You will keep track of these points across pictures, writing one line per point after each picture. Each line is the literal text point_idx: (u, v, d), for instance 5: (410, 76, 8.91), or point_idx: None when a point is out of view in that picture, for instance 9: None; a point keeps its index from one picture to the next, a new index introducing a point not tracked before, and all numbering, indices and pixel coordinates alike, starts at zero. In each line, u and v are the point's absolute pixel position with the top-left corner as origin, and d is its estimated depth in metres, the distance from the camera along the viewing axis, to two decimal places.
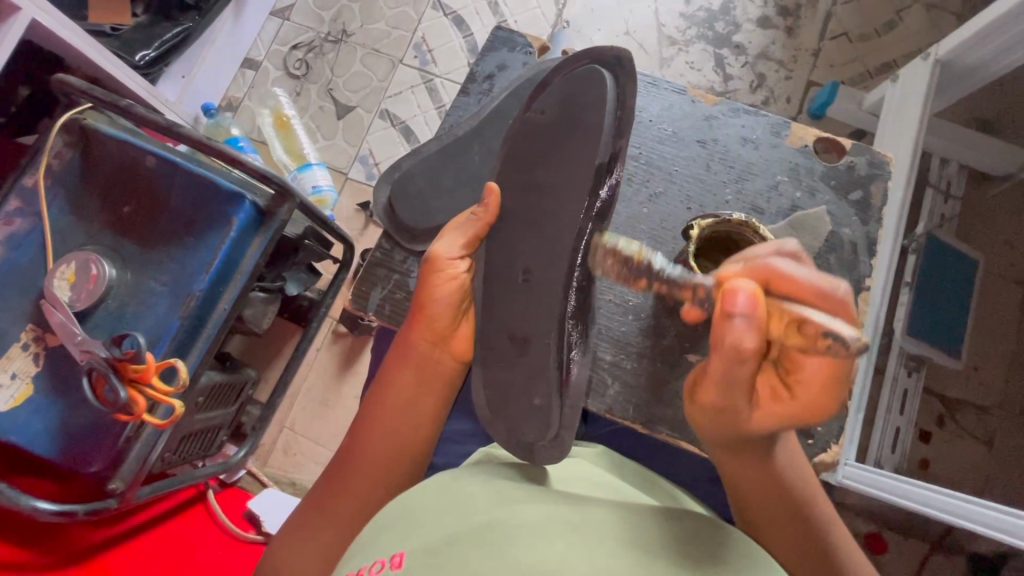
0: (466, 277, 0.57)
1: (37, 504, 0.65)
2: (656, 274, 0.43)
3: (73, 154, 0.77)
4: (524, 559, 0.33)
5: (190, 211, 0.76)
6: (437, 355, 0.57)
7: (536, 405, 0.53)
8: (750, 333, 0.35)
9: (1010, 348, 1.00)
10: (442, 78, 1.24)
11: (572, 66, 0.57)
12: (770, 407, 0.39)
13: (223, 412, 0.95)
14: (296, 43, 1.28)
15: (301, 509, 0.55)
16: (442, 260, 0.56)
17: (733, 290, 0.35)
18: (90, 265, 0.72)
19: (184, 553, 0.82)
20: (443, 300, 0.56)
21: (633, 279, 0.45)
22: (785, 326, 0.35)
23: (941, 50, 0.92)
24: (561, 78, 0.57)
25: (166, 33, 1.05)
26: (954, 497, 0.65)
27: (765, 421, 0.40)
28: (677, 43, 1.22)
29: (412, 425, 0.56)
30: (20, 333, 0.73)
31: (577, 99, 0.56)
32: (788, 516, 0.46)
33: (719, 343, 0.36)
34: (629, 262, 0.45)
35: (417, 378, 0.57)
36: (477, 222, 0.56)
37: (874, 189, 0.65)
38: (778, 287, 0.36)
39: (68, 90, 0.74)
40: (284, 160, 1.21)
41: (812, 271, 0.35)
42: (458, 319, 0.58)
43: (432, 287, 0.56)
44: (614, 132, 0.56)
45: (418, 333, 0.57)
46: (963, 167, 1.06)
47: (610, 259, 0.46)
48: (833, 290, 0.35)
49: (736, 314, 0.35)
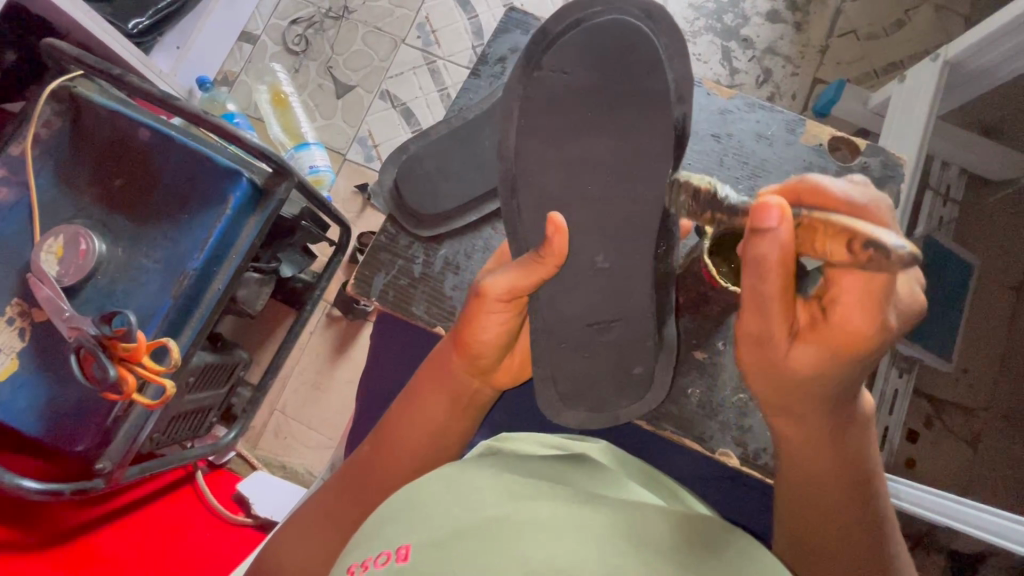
0: (513, 318, 0.52)
1: (23, 481, 0.63)
2: (721, 202, 0.45)
3: (62, 124, 0.74)
4: (530, 557, 0.33)
5: (184, 187, 0.74)
6: (475, 387, 0.56)
7: (636, 374, 0.58)
8: (781, 245, 0.36)
9: (998, 353, 1.02)
10: (445, 60, 1.21)
11: (594, 16, 0.51)
12: (808, 337, 0.39)
13: (214, 394, 0.93)
14: (295, 18, 1.24)
15: (307, 507, 0.55)
16: (493, 298, 0.50)
17: (765, 204, 0.36)
18: (79, 240, 0.70)
19: (173, 535, 0.81)
20: (490, 339, 0.52)
21: (700, 210, 0.47)
22: (833, 240, 0.35)
23: (950, 52, 0.91)
24: (578, 32, 0.51)
25: (160, 0, 1.01)
26: (923, 491, 0.67)
27: (805, 353, 0.40)
28: (685, 34, 1.20)
29: (430, 435, 0.55)
30: (6, 306, 0.71)
31: (614, 59, 0.52)
32: (830, 477, 0.46)
33: (747, 254, 0.37)
34: (699, 194, 0.47)
35: (448, 403, 0.55)
36: (541, 269, 0.50)
37: (885, 191, 0.65)
38: (804, 201, 0.37)
39: (58, 56, 0.71)
40: (281, 139, 1.18)
41: (841, 182, 0.37)
42: (503, 356, 0.55)
43: (480, 324, 0.51)
44: (673, 97, 0.52)
45: (460, 367, 0.54)
46: (965, 171, 1.06)
47: (682, 194, 0.49)
48: (866, 199, 0.36)
49: (767, 226, 0.36)
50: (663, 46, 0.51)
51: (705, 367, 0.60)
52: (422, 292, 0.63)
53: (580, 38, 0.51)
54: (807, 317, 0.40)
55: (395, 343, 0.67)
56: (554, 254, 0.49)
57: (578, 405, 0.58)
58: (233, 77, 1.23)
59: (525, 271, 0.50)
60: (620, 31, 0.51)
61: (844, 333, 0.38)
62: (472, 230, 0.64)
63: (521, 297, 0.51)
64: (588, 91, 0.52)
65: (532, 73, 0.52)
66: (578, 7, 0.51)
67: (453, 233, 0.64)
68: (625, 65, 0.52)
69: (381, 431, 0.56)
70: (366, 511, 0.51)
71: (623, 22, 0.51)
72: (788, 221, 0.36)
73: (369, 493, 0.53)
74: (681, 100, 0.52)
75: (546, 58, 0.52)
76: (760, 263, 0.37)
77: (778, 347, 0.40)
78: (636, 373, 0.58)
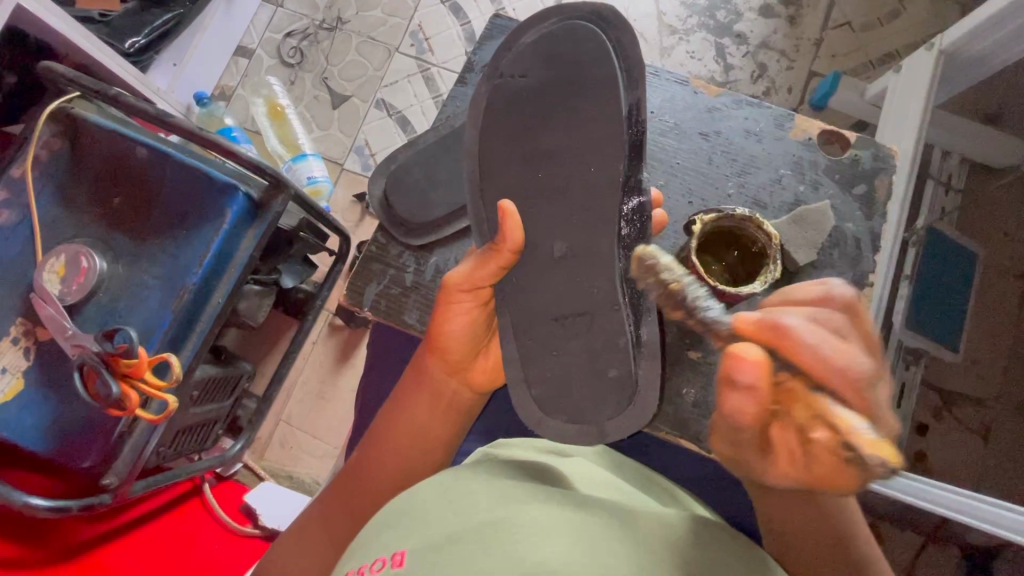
0: (477, 311, 0.54)
1: (30, 499, 0.63)
2: (695, 313, 0.41)
3: (61, 144, 0.76)
4: (525, 559, 0.33)
5: (181, 203, 0.75)
6: (453, 387, 0.56)
7: (611, 378, 0.52)
8: (751, 403, 0.34)
9: (1007, 343, 1.00)
10: (438, 67, 1.22)
11: (545, 24, 0.54)
12: (785, 470, 0.35)
13: (219, 406, 0.94)
14: (290, 31, 1.26)
15: (303, 518, 0.55)
16: (452, 289, 0.53)
17: (739, 358, 0.34)
18: (80, 259, 0.71)
19: (182, 548, 0.82)
20: (457, 333, 0.54)
21: (671, 309, 0.43)
22: (807, 415, 0.33)
23: (945, 41, 0.90)
24: (533, 37, 0.54)
25: (155, 19, 1.04)
26: (913, 480, 0.69)
27: (781, 478, 0.36)
28: (678, 32, 1.20)
29: (422, 443, 0.55)
30: (10, 327, 0.72)
31: (566, 60, 0.54)
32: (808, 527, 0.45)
33: (721, 405, 0.36)
34: (668, 292, 0.43)
35: (431, 405, 0.55)
36: (497, 254, 0.51)
37: (878, 183, 0.64)
38: (786, 353, 0.35)
39: (55, 78, 0.72)
40: (278, 151, 1.19)
41: (821, 338, 0.34)
42: (475, 353, 0.56)
43: (444, 320, 0.53)
44: (626, 85, 0.53)
45: (433, 364, 0.55)
46: (965, 159, 1.05)
47: (651, 277, 0.44)
48: (845, 364, 0.33)
49: (738, 381, 0.34)
50: (613, 40, 0.53)
51: (699, 367, 0.60)
52: (414, 300, 0.64)
53: (537, 43, 0.54)
54: (789, 451, 0.35)
55: (391, 352, 0.68)
56: (509, 243, 0.50)
57: (556, 414, 0.54)
58: (230, 91, 1.24)
59: (483, 262, 0.52)
60: (567, 33, 0.54)
61: (823, 479, 0.33)
62: (462, 236, 0.64)
63: (484, 287, 0.53)
64: (546, 86, 0.54)
65: (495, 79, 0.55)
66: (532, 19, 0.54)
67: (444, 241, 0.64)
68: (578, 65, 0.54)
69: (370, 438, 0.56)
70: (368, 516, 0.52)
71: (573, 24, 0.54)
72: (761, 381, 0.34)
73: (366, 501, 0.53)
74: (634, 87, 0.53)
75: (505, 64, 0.55)
76: (737, 414, 0.35)
77: (755, 465, 0.37)
78: (612, 380, 0.53)
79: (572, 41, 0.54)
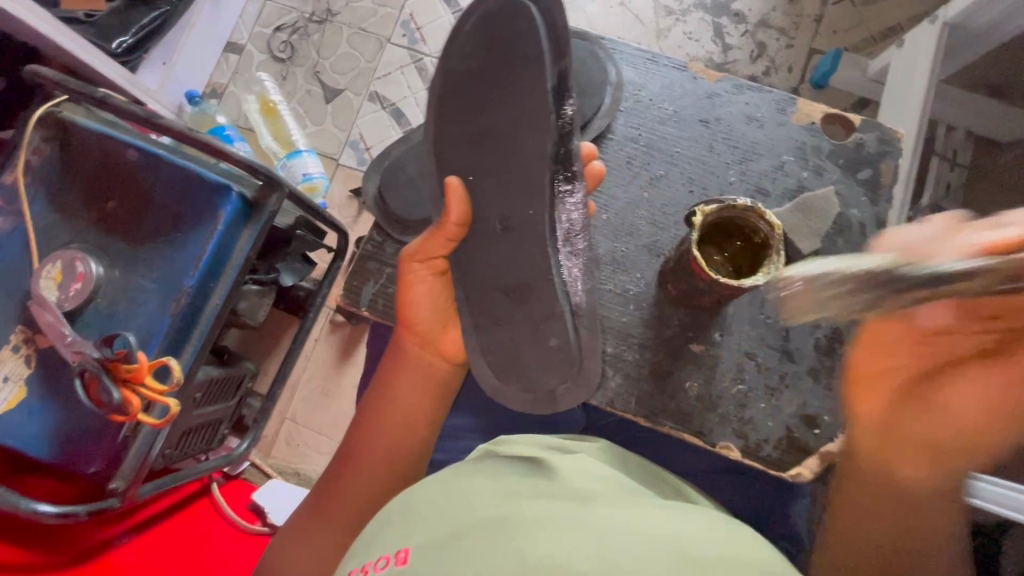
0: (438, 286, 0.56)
1: (37, 506, 0.64)
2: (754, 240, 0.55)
3: (51, 149, 0.75)
4: (526, 553, 0.33)
5: (176, 205, 0.74)
6: (427, 360, 0.56)
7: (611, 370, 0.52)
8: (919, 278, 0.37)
9: None
10: (431, 57, 1.20)
11: (484, 6, 0.53)
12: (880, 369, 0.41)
13: (224, 406, 0.94)
14: (279, 25, 1.24)
15: (298, 517, 0.55)
16: (408, 262, 0.55)
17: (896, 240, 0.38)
18: (77, 264, 0.71)
19: (192, 548, 0.82)
20: (418, 303, 0.56)
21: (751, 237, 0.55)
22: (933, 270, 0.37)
23: (949, 13, 0.87)
24: (475, 20, 0.53)
25: (143, 17, 1.03)
26: None
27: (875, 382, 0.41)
28: (675, 13, 1.17)
29: (408, 429, 0.55)
30: (10, 335, 0.71)
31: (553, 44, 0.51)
32: None
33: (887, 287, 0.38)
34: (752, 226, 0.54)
35: (413, 385, 0.56)
36: (437, 232, 0.53)
37: (881, 164, 0.63)
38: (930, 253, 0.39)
39: (42, 82, 0.71)
40: (273, 148, 1.18)
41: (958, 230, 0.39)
42: (443, 323, 0.57)
43: (407, 295, 0.56)
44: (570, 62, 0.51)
45: (406, 339, 0.57)
46: (971, 134, 1.03)
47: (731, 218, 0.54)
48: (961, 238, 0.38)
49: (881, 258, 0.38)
50: (542, 12, 0.51)
51: (701, 358, 0.59)
52: None
53: (477, 30, 0.53)
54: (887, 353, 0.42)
55: None
56: (454, 217, 0.52)
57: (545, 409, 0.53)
58: (221, 89, 1.23)
59: (433, 236, 0.54)
60: (507, 13, 0.51)
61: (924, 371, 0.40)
62: None
63: (437, 259, 0.55)
64: None
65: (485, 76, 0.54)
66: (474, 3, 0.53)
67: None
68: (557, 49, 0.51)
69: (362, 429, 0.56)
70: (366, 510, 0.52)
71: (509, 3, 0.51)
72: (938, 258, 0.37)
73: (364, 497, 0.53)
74: (559, 57, 0.51)
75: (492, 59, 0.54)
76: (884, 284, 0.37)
77: None
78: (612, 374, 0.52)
79: (512, 20, 0.51)
